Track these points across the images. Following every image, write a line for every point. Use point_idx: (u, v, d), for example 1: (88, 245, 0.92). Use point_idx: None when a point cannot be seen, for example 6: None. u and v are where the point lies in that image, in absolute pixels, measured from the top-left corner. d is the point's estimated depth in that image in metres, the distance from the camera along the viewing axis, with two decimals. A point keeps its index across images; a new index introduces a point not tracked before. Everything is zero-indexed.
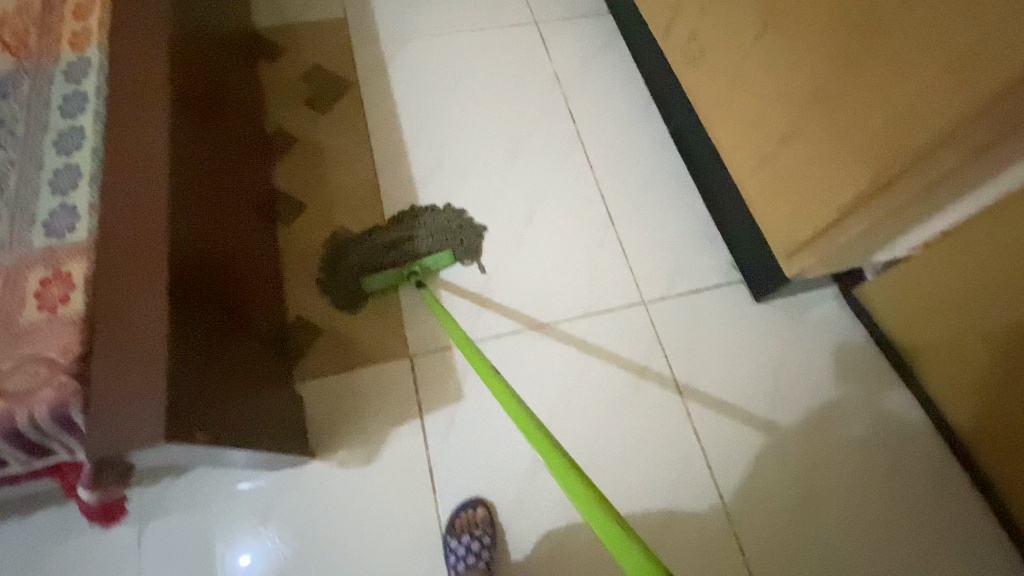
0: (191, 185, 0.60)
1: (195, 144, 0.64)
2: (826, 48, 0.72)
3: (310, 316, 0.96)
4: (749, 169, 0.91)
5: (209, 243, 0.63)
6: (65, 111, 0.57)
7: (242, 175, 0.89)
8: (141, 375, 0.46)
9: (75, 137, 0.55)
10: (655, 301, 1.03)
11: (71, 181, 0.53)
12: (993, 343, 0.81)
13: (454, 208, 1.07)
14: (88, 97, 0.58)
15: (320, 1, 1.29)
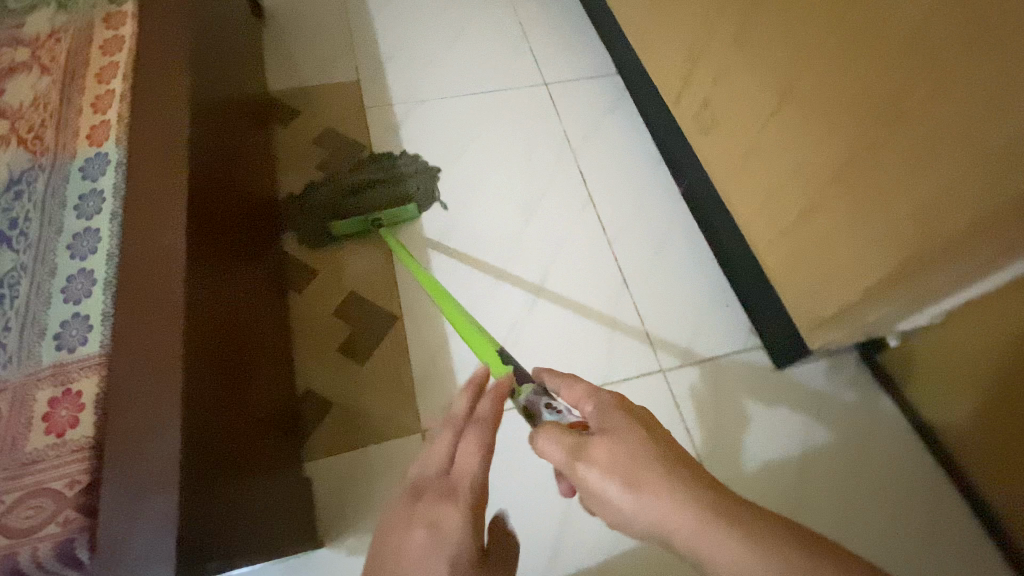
0: (204, 274, 0.59)
1: (208, 226, 0.63)
2: (844, 131, 0.73)
3: (319, 388, 0.93)
4: (767, 240, 0.90)
5: (222, 333, 0.61)
6: (82, 212, 0.56)
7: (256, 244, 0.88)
8: (151, 492, 0.45)
9: (90, 241, 0.55)
10: (673, 369, 1.00)
11: (84, 289, 0.53)
12: (994, 359, 0.79)
13: (413, 157, 1.18)
14: (105, 195, 0.57)
15: (334, 65, 1.32)
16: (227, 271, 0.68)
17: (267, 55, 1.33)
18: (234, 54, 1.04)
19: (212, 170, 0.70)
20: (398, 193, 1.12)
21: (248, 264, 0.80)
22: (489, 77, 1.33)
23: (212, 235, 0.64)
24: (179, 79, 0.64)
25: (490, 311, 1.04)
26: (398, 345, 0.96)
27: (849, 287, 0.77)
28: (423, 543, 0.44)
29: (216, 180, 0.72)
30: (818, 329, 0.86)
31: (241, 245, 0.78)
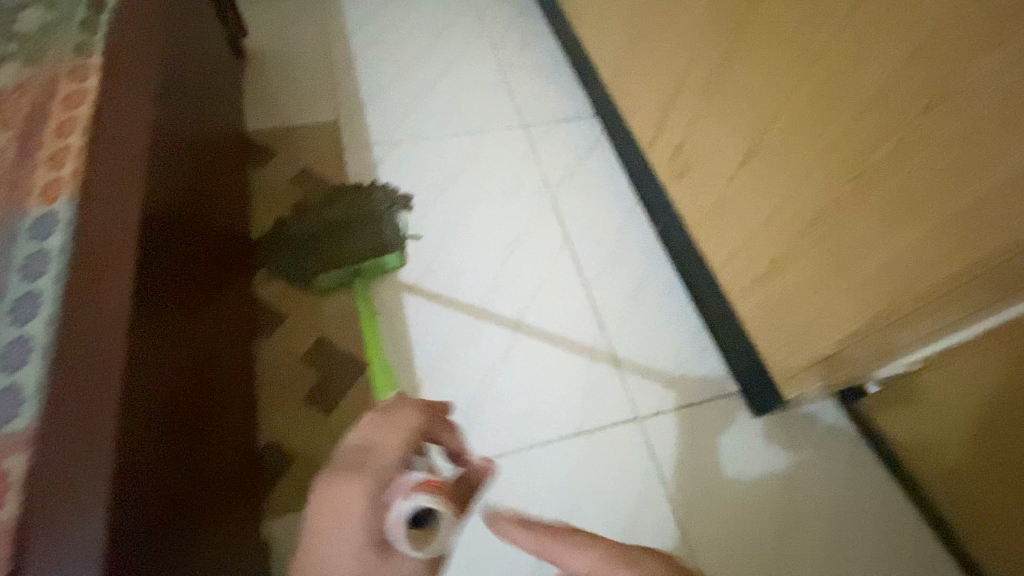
0: (152, 336, 0.60)
1: (161, 285, 0.64)
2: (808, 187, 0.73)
3: (283, 441, 0.91)
4: (740, 287, 0.90)
5: (169, 397, 0.61)
6: (28, 273, 0.55)
7: (223, 294, 0.88)
8: (73, 568, 0.44)
9: (32, 305, 0.53)
10: (650, 417, 0.98)
11: (22, 357, 0.51)
12: (978, 415, 0.77)
13: (392, 190, 1.17)
14: (53, 257, 0.56)
15: (314, 106, 1.33)
16: (185, 327, 0.69)
17: (247, 96, 1.34)
18: (211, 100, 1.05)
19: (170, 227, 0.70)
20: (369, 230, 1.07)
21: (211, 316, 0.80)
22: (468, 119, 1.34)
23: (166, 294, 0.65)
24: (138, 143, 0.65)
25: (464, 358, 1.02)
26: (368, 396, 0.95)
27: (822, 340, 0.77)
28: (330, 523, 0.49)
29: (177, 235, 0.72)
30: (792, 381, 0.85)
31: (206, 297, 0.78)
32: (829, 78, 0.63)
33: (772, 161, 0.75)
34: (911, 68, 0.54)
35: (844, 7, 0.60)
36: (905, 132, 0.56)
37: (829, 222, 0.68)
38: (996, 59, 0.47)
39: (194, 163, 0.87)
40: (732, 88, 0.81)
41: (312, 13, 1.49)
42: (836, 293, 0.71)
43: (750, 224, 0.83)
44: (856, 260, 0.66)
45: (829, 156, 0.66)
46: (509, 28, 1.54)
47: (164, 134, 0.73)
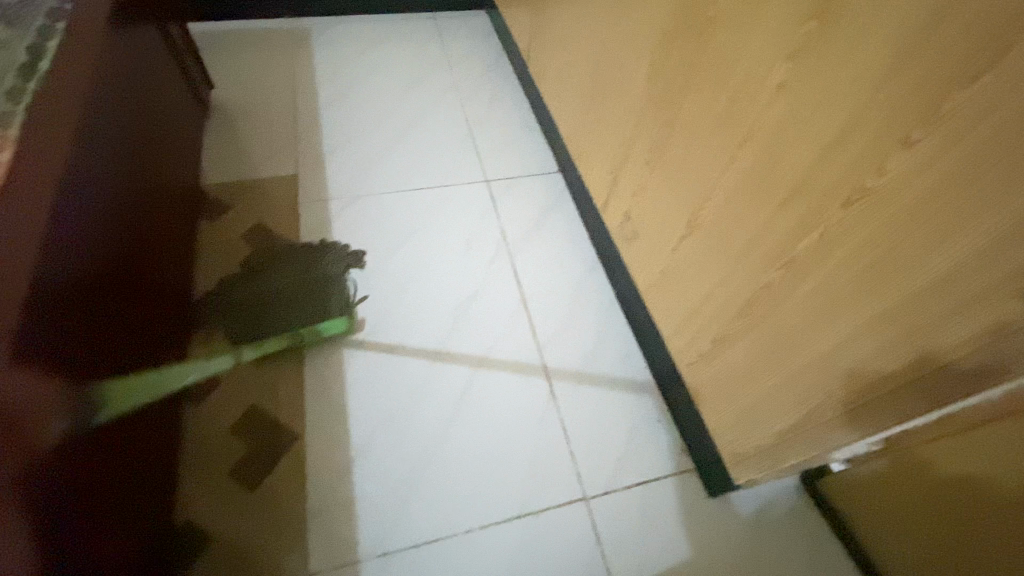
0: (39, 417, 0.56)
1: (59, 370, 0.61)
2: None
3: (200, 523, 0.84)
4: (688, 362, 0.86)
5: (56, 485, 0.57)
6: None
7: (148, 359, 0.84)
8: None
9: None
10: (597, 496, 0.92)
11: None
12: (985, 506, 0.64)
13: (349, 249, 1.16)
14: None
15: (274, 159, 1.32)
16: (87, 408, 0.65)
17: (208, 147, 1.33)
18: (158, 156, 1.02)
19: (76, 304, 0.66)
20: (325, 295, 1.07)
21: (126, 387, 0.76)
22: (430, 173, 1.33)
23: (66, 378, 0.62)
24: (33, 224, 0.60)
25: (402, 430, 0.95)
26: (294, 472, 0.89)
27: (764, 428, 0.71)
28: None
29: (86, 311, 0.68)
30: (740, 467, 0.80)
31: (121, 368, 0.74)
32: (757, 161, 0.61)
33: (713, 237, 0.72)
34: (829, 160, 0.51)
35: (767, 91, 0.58)
36: (827, 226, 0.53)
37: (765, 307, 0.64)
38: (906, 160, 0.44)
39: (127, 225, 0.84)
40: (673, 159, 0.78)
41: (282, 65, 1.50)
42: (774, 381, 0.66)
43: (693, 298, 0.80)
44: (792, 350, 0.62)
45: (762, 239, 0.62)
46: (479, 82, 1.54)
47: (73, 207, 0.69)
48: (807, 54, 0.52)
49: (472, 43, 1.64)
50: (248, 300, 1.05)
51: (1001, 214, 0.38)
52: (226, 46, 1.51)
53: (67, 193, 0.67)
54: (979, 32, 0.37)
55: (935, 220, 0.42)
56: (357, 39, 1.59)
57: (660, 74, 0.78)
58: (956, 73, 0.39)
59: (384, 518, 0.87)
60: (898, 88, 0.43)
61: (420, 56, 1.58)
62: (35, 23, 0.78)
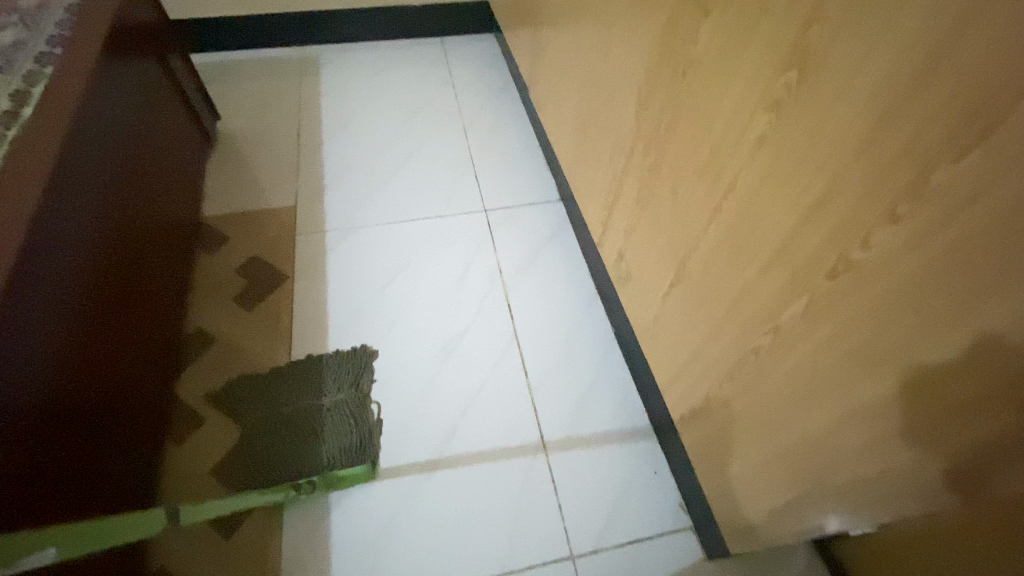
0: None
1: (11, 409, 0.60)
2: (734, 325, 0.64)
3: (175, 567, 0.83)
4: (681, 415, 0.80)
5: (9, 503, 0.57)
6: None
7: (131, 392, 0.85)
8: None
9: None
10: (585, 554, 0.86)
11: None
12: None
13: (366, 354, 1.05)
14: None
15: (275, 189, 1.33)
16: (41, 452, 0.63)
17: (211, 178, 1.35)
18: (150, 190, 1.02)
19: (33, 359, 0.64)
20: (347, 428, 0.96)
21: (103, 417, 0.77)
22: (428, 204, 1.31)
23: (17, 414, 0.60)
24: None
25: (384, 478, 0.92)
26: (274, 515, 0.88)
27: (759, 498, 0.66)
28: None
29: (46, 366, 0.66)
30: (736, 534, 0.74)
31: (96, 397, 0.75)
32: (740, 214, 0.56)
33: (700, 289, 0.67)
34: (811, 224, 0.47)
35: (747, 141, 0.53)
36: (814, 296, 0.48)
37: (754, 371, 0.59)
38: (892, 234, 0.39)
39: (117, 255, 0.86)
40: (661, 203, 0.74)
41: (288, 93, 1.52)
42: (768, 451, 0.61)
43: (684, 350, 0.74)
44: (784, 420, 0.57)
45: (747, 298, 0.57)
46: (483, 109, 1.52)
47: (45, 245, 0.68)
48: (784, 107, 0.48)
49: (476, 68, 1.62)
50: (261, 432, 0.95)
51: (1000, 306, 0.33)
52: (233, 78, 1.54)
53: (37, 243, 0.66)
54: (963, 104, 0.32)
55: (927, 303, 0.38)
56: (362, 67, 1.60)
57: (647, 114, 0.74)
58: (941, 145, 0.34)
59: (361, 570, 0.84)
60: (880, 155, 0.39)
61: (424, 83, 1.57)
62: (23, 70, 0.81)
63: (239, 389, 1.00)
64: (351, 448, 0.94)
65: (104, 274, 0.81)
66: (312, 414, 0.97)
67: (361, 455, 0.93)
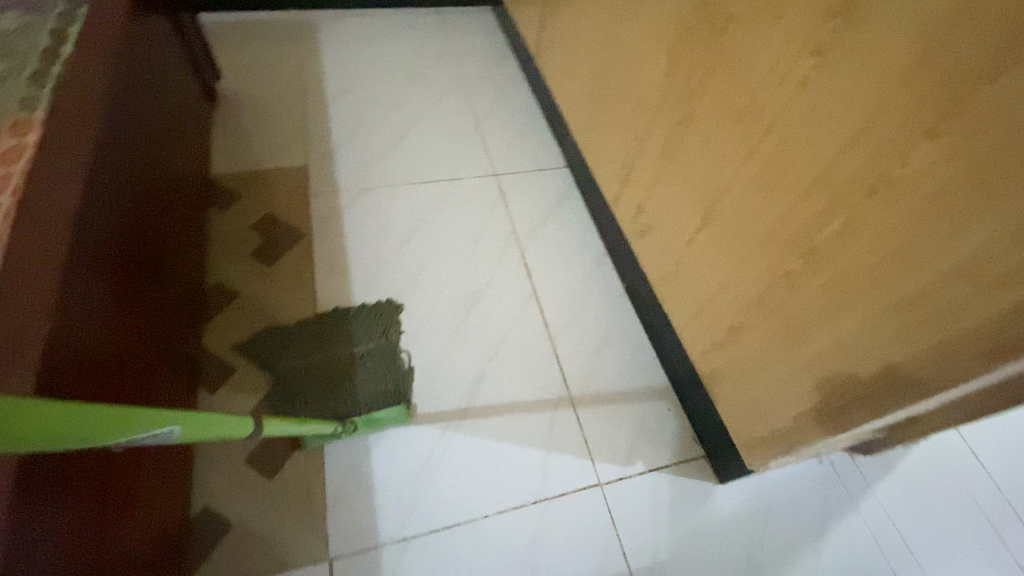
0: (74, 339, 0.59)
1: (84, 325, 0.61)
2: (753, 258, 0.72)
3: (219, 507, 0.86)
4: (703, 349, 0.88)
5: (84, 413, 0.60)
6: None
7: (167, 334, 0.86)
8: None
9: None
10: (612, 482, 0.95)
11: None
12: None
13: (392, 306, 1.09)
14: None
15: (284, 149, 1.32)
16: (103, 371, 0.65)
17: (216, 137, 1.32)
18: (170, 140, 1.01)
19: (98, 304, 0.65)
20: (380, 375, 1.00)
21: (146, 352, 0.78)
22: (440, 168, 1.33)
23: (87, 330, 0.62)
24: (60, 226, 0.59)
25: (418, 421, 0.97)
26: (315, 458, 0.90)
27: (779, 413, 0.74)
28: None
29: (106, 317, 0.67)
30: (754, 451, 0.83)
31: (140, 330, 0.76)
32: (780, 152, 0.63)
33: (731, 228, 0.75)
34: (851, 152, 0.54)
35: (790, 85, 0.60)
36: (851, 216, 0.56)
37: (784, 293, 0.67)
38: (930, 151, 0.47)
39: (148, 197, 0.86)
40: (691, 153, 0.81)
41: (289, 55, 1.50)
42: (790, 366, 0.69)
43: (711, 287, 0.82)
44: (809, 335, 0.65)
45: (783, 228, 0.65)
46: (485, 78, 1.55)
47: (99, 174, 0.69)
48: (829, 51, 0.55)
49: (476, 39, 1.64)
50: (296, 380, 0.98)
51: (1017, 202, 0.41)
52: (230, 38, 1.51)
53: (92, 194, 0.66)
54: (1002, 35, 0.40)
55: (958, 205, 0.46)
56: (364, 31, 1.59)
57: (680, 71, 0.80)
58: (982, 68, 0.42)
59: (403, 505, 0.89)
60: (925, 81, 0.46)
61: (428, 50, 1.59)
62: (56, 11, 0.78)
63: (269, 339, 1.02)
64: (387, 393, 0.99)
65: (140, 213, 0.82)
66: (346, 364, 1.01)
67: (396, 400, 0.98)
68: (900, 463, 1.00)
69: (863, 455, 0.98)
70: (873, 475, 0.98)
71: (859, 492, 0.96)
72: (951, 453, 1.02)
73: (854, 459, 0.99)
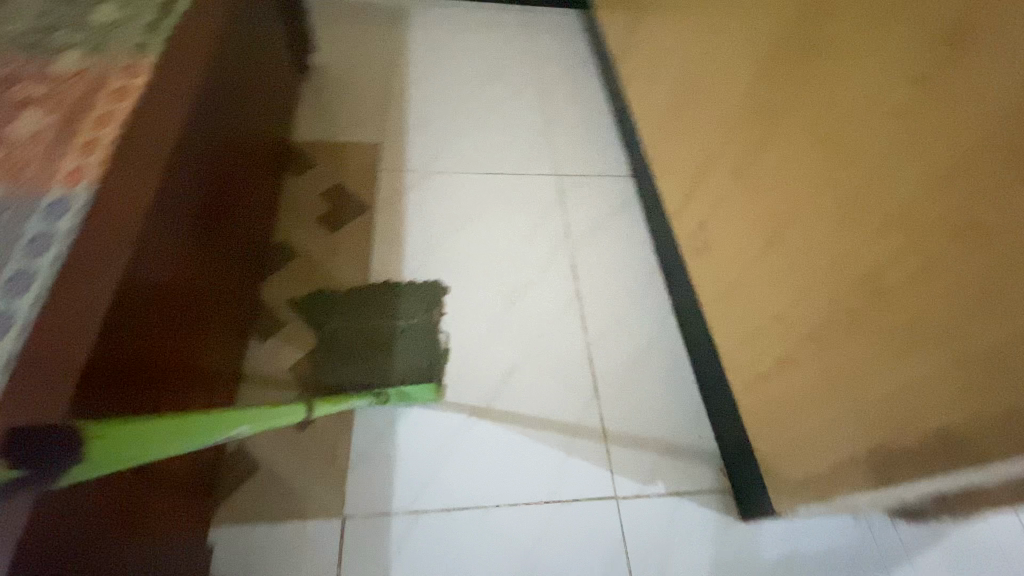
0: (150, 266, 0.64)
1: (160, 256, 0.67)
2: (813, 290, 0.69)
3: (252, 447, 0.91)
4: (745, 379, 0.85)
5: (148, 334, 0.65)
6: (51, 216, 0.54)
7: (230, 278, 0.92)
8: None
9: (43, 249, 0.52)
10: (628, 497, 0.93)
11: (20, 291, 0.49)
12: None
13: (438, 287, 1.11)
14: (71, 212, 0.54)
15: (362, 125, 1.38)
16: (170, 300, 0.71)
17: (302, 106, 1.40)
18: (260, 101, 1.08)
19: (175, 240, 0.71)
20: (417, 351, 1.03)
21: (209, 292, 0.83)
22: (505, 161, 1.35)
23: (162, 260, 0.67)
24: (155, 158, 0.62)
25: (445, 402, 0.99)
26: (344, 419, 0.94)
27: (818, 457, 0.70)
28: None
29: (180, 251, 0.73)
30: (783, 492, 0.79)
31: (206, 270, 0.82)
32: (861, 183, 0.60)
33: (794, 256, 0.72)
34: (940, 189, 0.51)
35: (883, 113, 0.57)
36: (930, 259, 0.52)
37: (842, 332, 0.64)
38: None
39: (233, 150, 0.92)
40: (763, 173, 0.78)
41: (381, 37, 1.57)
42: (836, 409, 0.65)
43: (764, 314, 0.79)
44: (862, 378, 0.61)
45: (851, 263, 0.62)
46: (564, 78, 1.56)
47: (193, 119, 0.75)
48: (931, 81, 0.51)
49: (561, 39, 1.65)
50: (338, 343, 1.02)
51: None
52: (330, 15, 1.59)
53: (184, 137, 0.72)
54: None
55: None
56: (454, 22, 1.64)
57: (765, 89, 0.77)
58: None
59: (419, 479, 0.91)
60: None
61: (512, 46, 1.61)
62: None
63: (320, 300, 1.07)
64: (420, 370, 1.01)
65: (223, 163, 0.88)
66: (387, 335, 1.04)
67: (428, 379, 1.00)
68: (947, 539, 0.91)
69: (905, 521, 0.91)
70: (914, 545, 0.91)
71: (894, 560, 0.89)
72: (1008, 539, 0.92)
73: (894, 523, 0.92)
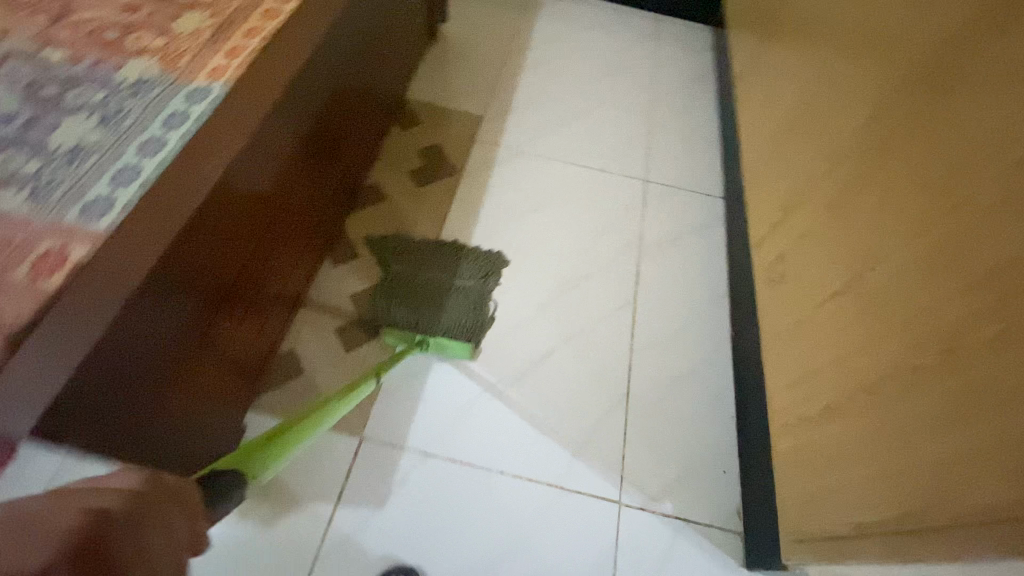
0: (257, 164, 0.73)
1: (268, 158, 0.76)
2: (882, 340, 0.63)
3: (301, 355, 1.00)
4: (787, 421, 0.79)
5: (242, 223, 0.74)
6: (189, 99, 0.63)
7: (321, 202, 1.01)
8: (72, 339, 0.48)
9: (175, 123, 0.61)
10: (631, 508, 0.90)
11: (149, 151, 0.58)
12: None
13: (501, 258, 1.15)
14: (206, 99, 0.63)
15: (471, 96, 1.44)
16: (267, 200, 0.80)
17: (422, 69, 1.49)
18: (387, 54, 1.17)
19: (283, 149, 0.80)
20: (465, 311, 1.07)
21: (300, 206, 0.93)
22: (597, 157, 1.36)
23: (268, 163, 0.76)
24: (284, 72, 0.70)
25: (479, 365, 1.02)
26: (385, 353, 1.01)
27: (842, 516, 0.65)
28: None
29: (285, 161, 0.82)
30: (798, 547, 0.73)
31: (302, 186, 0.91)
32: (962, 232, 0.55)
33: (871, 299, 0.66)
34: None
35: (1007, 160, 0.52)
36: (1016, 323, 0.46)
37: (901, 388, 0.58)
38: None
39: (352, 89, 1.01)
40: (859, 209, 0.72)
41: (509, 19, 1.63)
42: (875, 468, 0.60)
43: (824, 357, 0.73)
44: (911, 441, 0.56)
45: (930, 316, 0.56)
46: (677, 89, 1.53)
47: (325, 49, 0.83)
48: None
49: (684, 52, 1.63)
50: (397, 285, 1.09)
51: None
52: None
53: (314, 62, 0.80)
54: None
55: None
56: (582, 17, 1.67)
57: (882, 122, 0.72)
58: None
59: (436, 426, 0.95)
60: None
61: (633, 49, 1.61)
62: None
63: (392, 243, 1.14)
64: (464, 329, 1.05)
65: (341, 98, 0.97)
66: (442, 289, 1.09)
67: (469, 339, 1.04)
68: None
69: None
70: None
71: None
72: None
73: None
